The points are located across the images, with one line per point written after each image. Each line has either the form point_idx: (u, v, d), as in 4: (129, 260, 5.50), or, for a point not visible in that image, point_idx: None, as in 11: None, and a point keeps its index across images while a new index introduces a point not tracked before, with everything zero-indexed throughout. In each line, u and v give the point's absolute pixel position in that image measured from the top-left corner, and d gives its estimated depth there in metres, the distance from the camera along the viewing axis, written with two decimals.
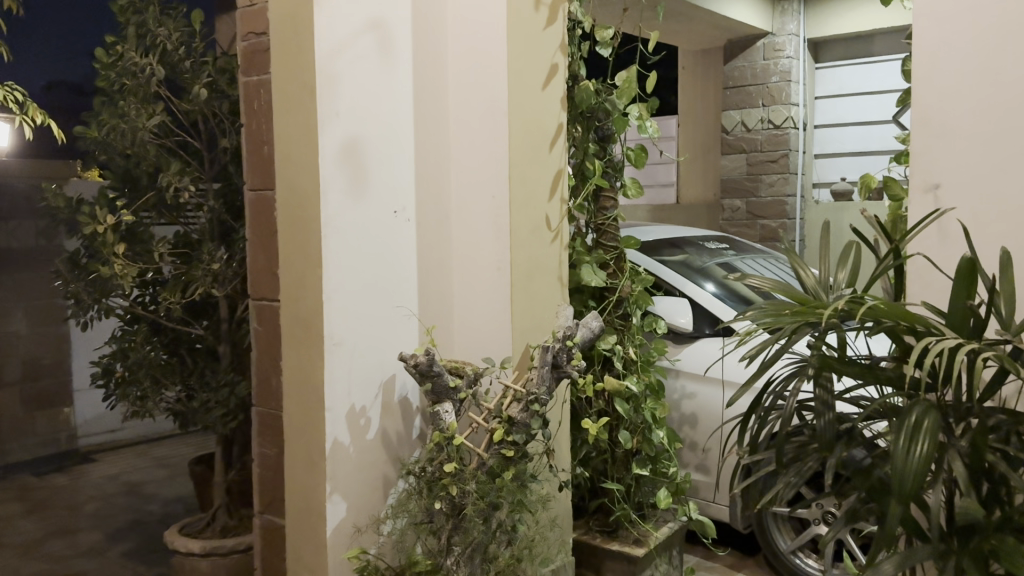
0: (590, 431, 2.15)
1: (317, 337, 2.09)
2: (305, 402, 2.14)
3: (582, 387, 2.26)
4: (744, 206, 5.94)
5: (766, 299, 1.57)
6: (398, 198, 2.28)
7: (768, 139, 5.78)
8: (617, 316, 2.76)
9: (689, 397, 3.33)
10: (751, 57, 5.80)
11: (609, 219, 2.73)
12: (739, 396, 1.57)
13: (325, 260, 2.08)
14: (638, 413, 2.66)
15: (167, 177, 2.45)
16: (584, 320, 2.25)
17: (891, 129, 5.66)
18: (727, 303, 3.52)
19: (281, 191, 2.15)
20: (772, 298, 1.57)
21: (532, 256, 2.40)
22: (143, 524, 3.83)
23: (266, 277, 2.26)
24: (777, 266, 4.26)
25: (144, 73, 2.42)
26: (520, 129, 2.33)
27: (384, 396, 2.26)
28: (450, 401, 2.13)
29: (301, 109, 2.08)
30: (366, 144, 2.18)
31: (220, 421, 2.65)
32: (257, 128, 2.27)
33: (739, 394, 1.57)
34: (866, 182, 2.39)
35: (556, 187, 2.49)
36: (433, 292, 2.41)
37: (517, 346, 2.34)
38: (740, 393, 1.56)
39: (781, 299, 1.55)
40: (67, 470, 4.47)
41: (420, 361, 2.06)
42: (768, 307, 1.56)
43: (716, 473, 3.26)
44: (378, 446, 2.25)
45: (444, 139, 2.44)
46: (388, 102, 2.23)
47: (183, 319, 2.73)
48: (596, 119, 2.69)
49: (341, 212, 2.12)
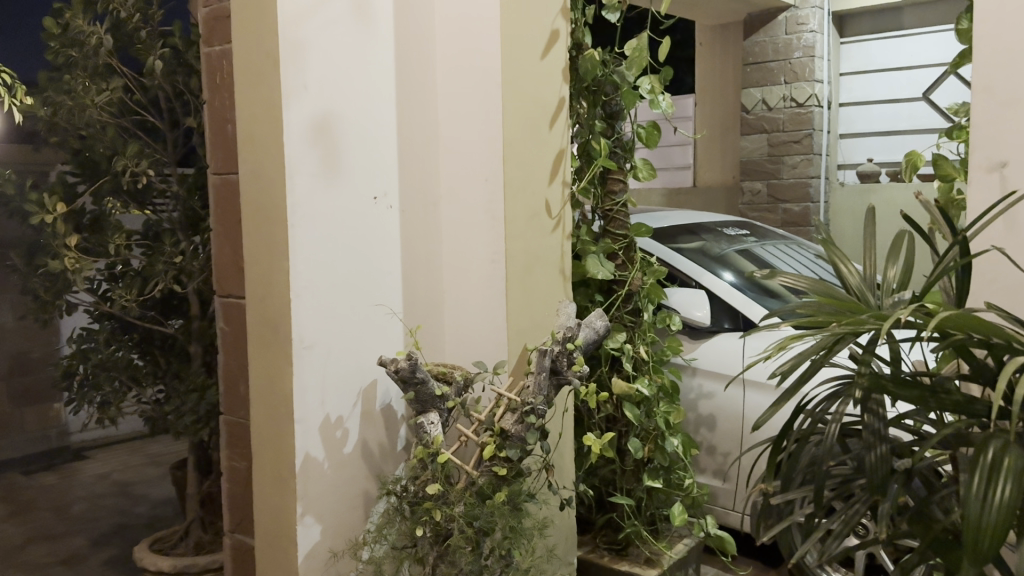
0: (595, 448, 1.88)
1: (285, 340, 1.85)
2: (274, 413, 1.90)
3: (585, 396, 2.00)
4: (765, 188, 5.64)
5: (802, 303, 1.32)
6: (379, 183, 2.03)
7: (791, 118, 5.48)
8: (626, 312, 2.49)
9: (707, 397, 3.09)
10: (773, 32, 5.49)
11: (618, 205, 2.47)
12: (766, 417, 1.33)
13: (293, 253, 1.83)
14: (650, 418, 2.41)
15: (122, 160, 2.24)
16: (588, 320, 1.98)
17: (921, 107, 5.37)
18: (747, 294, 3.27)
19: (244, 174, 1.90)
20: (808, 302, 1.32)
21: (530, 247, 2.14)
22: (129, 525, 3.60)
23: (231, 271, 2.02)
24: (802, 252, 3.99)
25: (93, 44, 2.21)
26: (517, 104, 2.07)
27: (364, 405, 2.02)
28: (436, 410, 1.89)
29: (264, 81, 1.83)
30: (341, 121, 1.92)
31: (191, 427, 2.43)
32: (220, 104, 2.02)
33: (766, 416, 1.33)
34: (913, 161, 2.13)
35: (558, 169, 2.22)
36: (420, 288, 2.16)
37: (513, 348, 2.09)
38: (769, 414, 1.32)
39: (819, 303, 1.30)
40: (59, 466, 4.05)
41: (401, 367, 1.81)
42: (803, 313, 1.31)
43: (735, 480, 3.01)
44: (357, 460, 2.01)
45: (431, 115, 2.18)
46: (366, 74, 1.98)
47: (151, 317, 2.52)
48: (602, 93, 2.42)
49: (311, 199, 1.87)
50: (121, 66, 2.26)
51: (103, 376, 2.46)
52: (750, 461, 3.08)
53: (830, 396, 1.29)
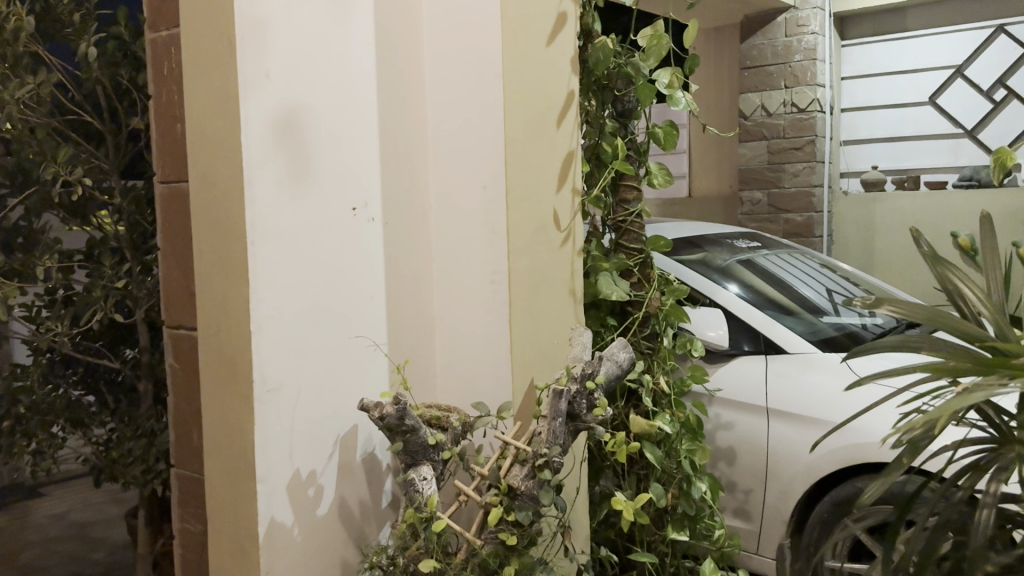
0: (625, 512, 1.58)
1: (243, 381, 1.52)
2: (233, 472, 1.57)
3: (610, 445, 1.69)
4: (765, 198, 5.36)
5: (925, 338, 1.37)
6: (358, 191, 1.72)
7: (791, 124, 5.20)
8: (643, 338, 2.19)
9: (726, 428, 2.80)
10: (771, 34, 5.22)
11: (632, 215, 2.17)
12: (872, 493, 1.31)
13: (255, 276, 1.50)
14: (672, 460, 2.11)
15: (53, 168, 1.94)
16: (608, 351, 1.66)
17: (928, 111, 5.12)
18: (764, 311, 2.98)
19: (194, 182, 1.57)
20: (934, 343, 1.36)
21: (536, 264, 1.83)
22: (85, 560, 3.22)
23: (183, 298, 1.69)
24: (806, 261, 3.73)
25: (13, 30, 1.89)
26: (520, 98, 1.77)
27: (341, 455, 1.70)
28: (429, 463, 1.59)
29: (217, 68, 1.50)
30: (312, 117, 1.61)
31: (141, 476, 2.11)
32: (168, 99, 1.70)
33: (872, 489, 1.31)
34: (1003, 160, 1.95)
35: (567, 174, 1.89)
36: (408, 313, 1.86)
37: (518, 386, 1.78)
38: (874, 488, 1.31)
39: (950, 348, 1.34)
40: (15, 505, 3.53)
41: (387, 414, 1.50)
42: (931, 355, 1.35)
43: (759, 520, 2.73)
44: (334, 523, 1.69)
45: (416, 113, 1.87)
46: (342, 63, 1.67)
47: (96, 349, 2.21)
48: (613, 89, 2.12)
49: (277, 210, 1.55)
50: (51, 54, 1.99)
51: (33, 420, 2.13)
52: (789, 512, 2.67)
53: (972, 471, 1.35)
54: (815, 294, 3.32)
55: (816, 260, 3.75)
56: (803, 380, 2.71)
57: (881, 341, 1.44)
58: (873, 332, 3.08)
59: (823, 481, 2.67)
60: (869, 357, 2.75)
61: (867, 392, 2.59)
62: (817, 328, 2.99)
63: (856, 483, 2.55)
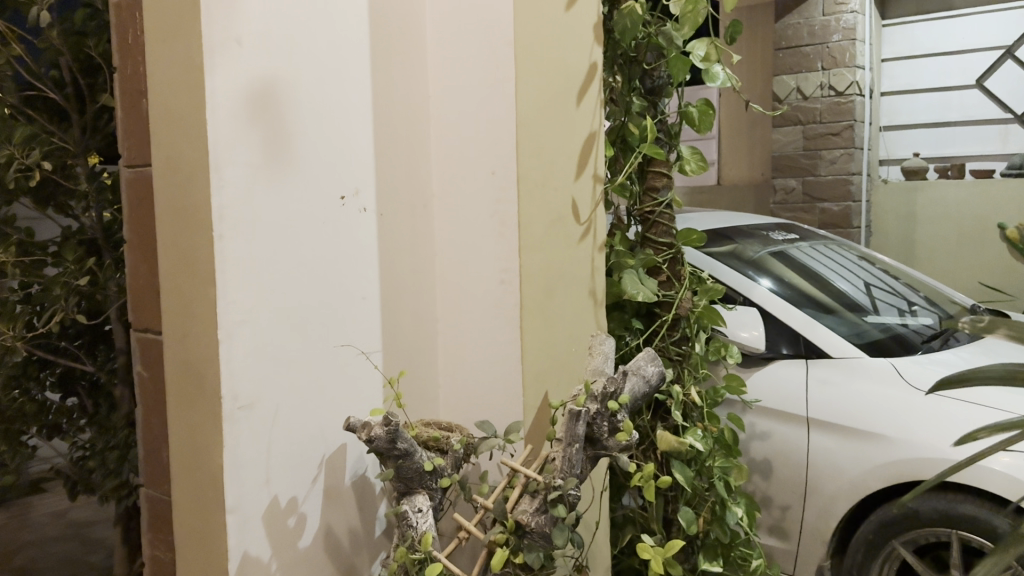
0: (654, 562, 1.38)
1: (211, 398, 1.30)
2: (200, 500, 1.36)
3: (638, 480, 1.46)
4: (800, 186, 5.08)
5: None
6: (348, 177, 1.51)
7: (829, 108, 4.91)
8: (673, 343, 1.95)
9: (762, 437, 2.57)
10: (808, 13, 4.92)
11: (661, 206, 1.93)
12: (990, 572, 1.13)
13: (224, 275, 1.29)
14: (703, 482, 1.90)
15: (6, 149, 1.81)
16: (635, 365, 1.44)
17: (974, 95, 4.83)
18: (803, 310, 2.74)
19: (156, 166, 1.36)
20: None
21: (552, 262, 1.61)
22: (81, 561, 3.04)
23: (148, 299, 1.49)
24: (842, 252, 3.47)
25: None
26: (535, 71, 1.54)
27: (327, 479, 1.50)
28: (425, 492, 1.38)
29: (181, 32, 1.28)
30: (293, 92, 1.40)
31: (115, 491, 1.92)
32: (133, 71, 1.49)
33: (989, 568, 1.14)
34: None
35: (588, 158, 1.69)
36: (406, 316, 1.64)
37: (531, 402, 1.55)
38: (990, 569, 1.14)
39: None
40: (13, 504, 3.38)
41: (376, 437, 1.28)
42: None
43: (798, 540, 2.50)
44: (320, 556, 1.49)
45: (415, 90, 1.66)
46: (329, 32, 1.46)
47: (72, 350, 2.05)
48: (641, 62, 1.88)
49: (249, 199, 1.32)
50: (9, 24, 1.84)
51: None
52: (831, 533, 2.44)
53: None
54: (853, 289, 3.07)
55: (851, 250, 3.49)
56: (847, 388, 2.48)
57: (990, 365, 1.21)
58: (919, 334, 2.82)
59: (868, 500, 2.43)
60: (920, 364, 2.51)
61: (922, 404, 2.35)
62: (860, 329, 2.74)
63: (905, 502, 2.32)
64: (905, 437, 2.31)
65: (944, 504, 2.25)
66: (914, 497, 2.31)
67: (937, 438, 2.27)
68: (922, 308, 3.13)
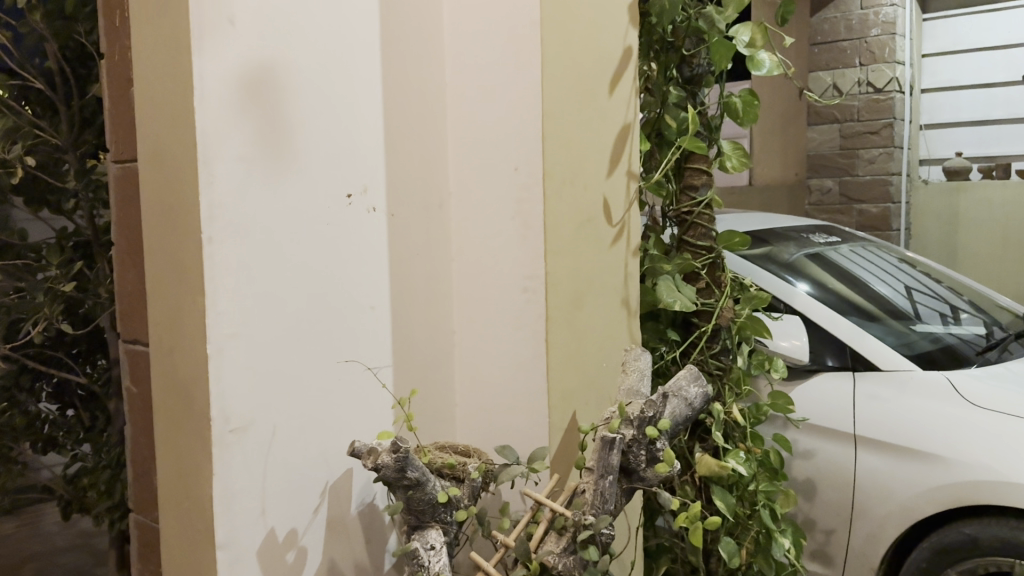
0: None
1: (199, 420, 1.15)
2: (187, 532, 1.21)
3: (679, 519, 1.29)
4: (836, 187, 4.88)
5: None
6: (355, 173, 1.36)
7: (867, 106, 4.71)
8: (713, 357, 1.79)
9: (804, 455, 2.40)
10: (845, 7, 4.70)
11: (699, 206, 1.77)
12: None
13: (213, 283, 1.14)
14: (744, 510, 1.75)
15: None
16: (676, 385, 1.27)
17: (1020, 91, 4.56)
18: (848, 318, 2.56)
19: (141, 161, 1.22)
20: None
21: (581, 268, 1.45)
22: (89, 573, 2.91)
23: (136, 307, 1.34)
24: (880, 254, 3.28)
25: None
26: (563, 55, 1.39)
27: (331, 508, 1.35)
28: (439, 526, 1.22)
29: (167, 9, 1.14)
30: (293, 77, 1.25)
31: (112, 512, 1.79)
32: (118, 55, 1.34)
33: None
34: None
35: (620, 154, 1.53)
36: (420, 325, 1.50)
37: (558, 424, 1.40)
38: None
39: None
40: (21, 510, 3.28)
41: (384, 465, 1.11)
42: None
43: (843, 566, 2.33)
44: None
45: (430, 78, 1.51)
46: (335, 11, 1.31)
47: (59, 358, 1.95)
48: (679, 48, 1.71)
49: (242, 197, 1.18)
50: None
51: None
52: (880, 560, 2.26)
53: None
54: (895, 294, 2.88)
55: (890, 252, 3.30)
56: (899, 404, 2.29)
57: None
58: (970, 343, 2.64)
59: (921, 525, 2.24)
60: (977, 377, 2.33)
61: (980, 421, 2.17)
62: (908, 338, 2.56)
63: (963, 528, 2.13)
64: (963, 458, 2.13)
65: (1007, 532, 2.06)
66: (972, 522, 2.13)
67: (999, 460, 2.07)
68: (970, 316, 2.93)
